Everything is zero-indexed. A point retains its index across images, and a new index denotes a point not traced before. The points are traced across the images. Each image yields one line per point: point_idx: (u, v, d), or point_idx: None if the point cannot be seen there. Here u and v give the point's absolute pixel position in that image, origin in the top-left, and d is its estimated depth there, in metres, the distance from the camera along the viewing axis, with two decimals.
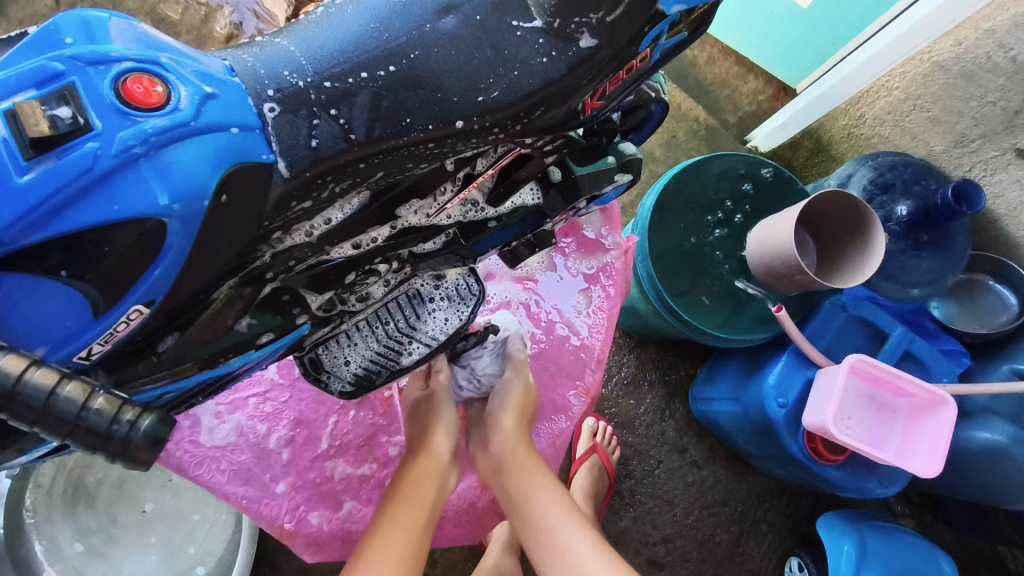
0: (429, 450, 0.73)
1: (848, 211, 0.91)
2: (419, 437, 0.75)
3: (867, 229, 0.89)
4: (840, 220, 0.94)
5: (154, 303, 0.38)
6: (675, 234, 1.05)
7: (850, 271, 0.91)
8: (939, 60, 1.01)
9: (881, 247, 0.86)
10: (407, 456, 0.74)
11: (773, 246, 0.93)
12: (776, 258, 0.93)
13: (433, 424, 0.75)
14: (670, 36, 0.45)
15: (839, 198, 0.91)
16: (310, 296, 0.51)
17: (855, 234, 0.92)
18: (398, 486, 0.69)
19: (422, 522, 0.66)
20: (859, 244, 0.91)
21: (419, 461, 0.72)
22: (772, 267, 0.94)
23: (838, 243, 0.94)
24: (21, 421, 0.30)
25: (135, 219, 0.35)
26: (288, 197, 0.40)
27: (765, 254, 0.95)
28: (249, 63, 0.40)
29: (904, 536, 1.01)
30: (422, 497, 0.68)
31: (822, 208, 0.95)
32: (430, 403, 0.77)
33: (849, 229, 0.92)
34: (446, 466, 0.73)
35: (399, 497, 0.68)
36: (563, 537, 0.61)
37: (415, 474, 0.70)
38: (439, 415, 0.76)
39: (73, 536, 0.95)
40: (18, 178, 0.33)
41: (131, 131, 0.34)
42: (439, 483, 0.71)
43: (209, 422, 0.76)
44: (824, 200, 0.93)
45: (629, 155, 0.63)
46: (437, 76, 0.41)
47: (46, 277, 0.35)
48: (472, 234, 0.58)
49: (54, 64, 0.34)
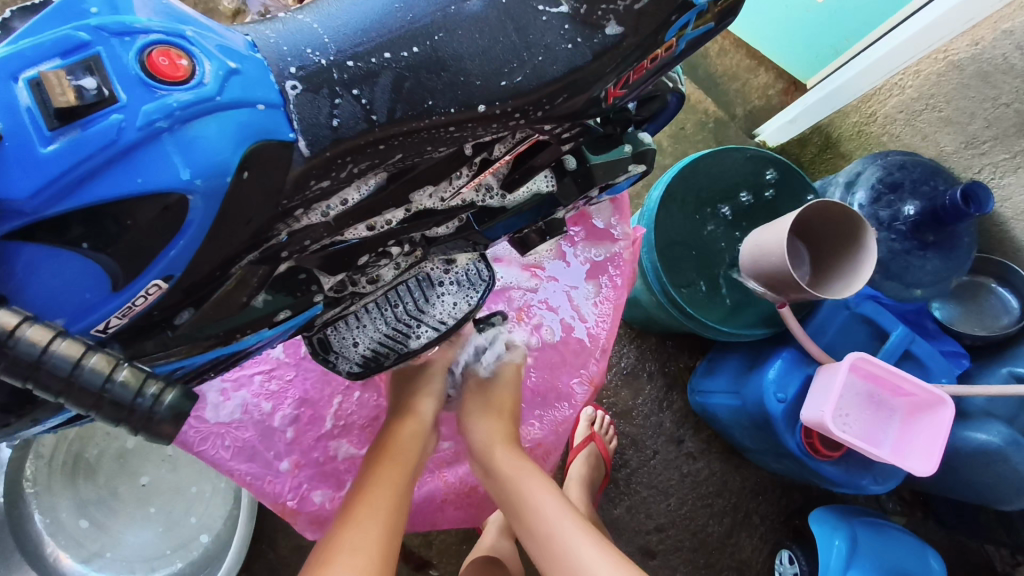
0: (414, 414, 0.74)
1: (838, 220, 0.91)
2: (405, 398, 0.76)
3: (858, 235, 0.89)
4: (829, 231, 0.95)
5: (173, 277, 0.38)
6: (719, 180, 1.07)
7: (843, 279, 0.90)
8: (955, 59, 1.00)
9: (872, 250, 0.86)
10: (392, 417, 0.75)
11: (764, 253, 0.92)
12: (768, 270, 0.93)
13: (419, 390, 0.76)
14: (697, 26, 0.45)
15: (827, 208, 0.91)
16: (324, 277, 0.51)
17: (847, 245, 0.92)
18: (383, 446, 0.71)
19: (406, 480, 0.68)
20: (851, 253, 0.91)
21: (404, 422, 0.73)
22: (761, 271, 0.94)
23: (830, 252, 0.95)
24: (47, 391, 0.31)
25: (157, 193, 0.35)
26: (307, 176, 0.39)
27: (759, 263, 0.94)
28: (271, 39, 0.40)
29: (894, 533, 1.03)
30: (408, 458, 0.70)
31: (810, 219, 0.96)
32: (424, 371, 0.77)
33: (842, 237, 0.92)
34: (428, 430, 0.74)
35: (385, 456, 0.69)
36: (536, 502, 0.66)
37: (401, 436, 0.72)
38: (428, 381, 0.77)
39: (72, 507, 0.95)
40: (41, 148, 0.32)
41: (155, 104, 0.34)
42: (421, 445, 0.73)
43: (214, 398, 0.77)
44: (811, 212, 0.93)
45: (644, 145, 0.62)
46: (460, 58, 0.40)
47: (66, 248, 0.35)
48: (486, 219, 0.58)
49: (80, 33, 0.34)
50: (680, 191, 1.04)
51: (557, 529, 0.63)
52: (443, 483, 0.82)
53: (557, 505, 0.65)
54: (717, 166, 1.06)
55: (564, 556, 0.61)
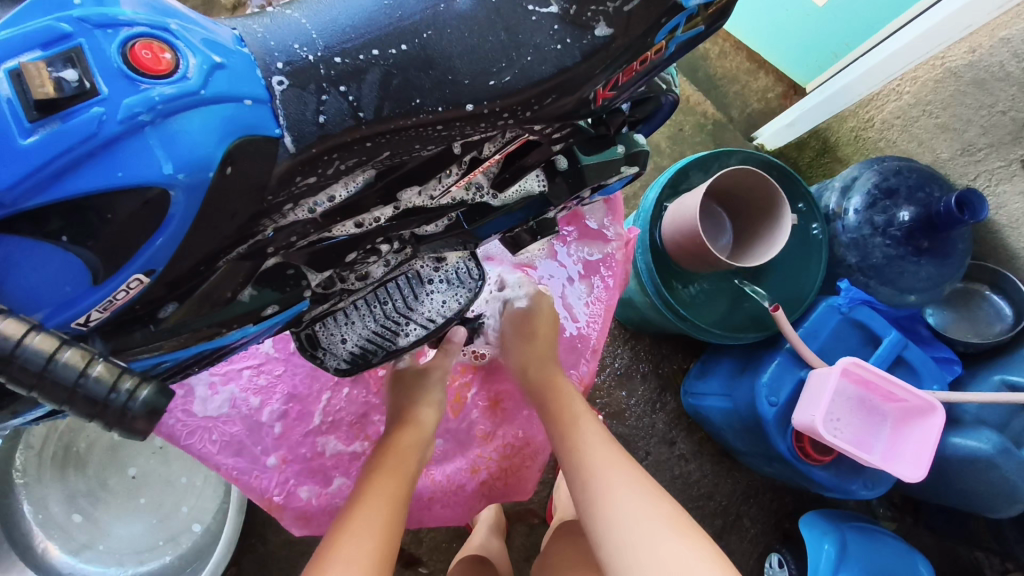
0: (415, 422, 0.75)
1: (760, 194, 0.95)
2: (404, 407, 0.77)
3: (776, 208, 0.92)
4: (745, 198, 0.98)
5: (155, 272, 0.38)
6: None
7: (763, 246, 0.94)
8: (952, 66, 0.99)
9: (786, 227, 0.90)
10: (390, 426, 0.75)
11: (679, 222, 0.95)
12: (684, 243, 0.95)
13: (420, 397, 0.77)
14: (686, 29, 0.44)
15: (748, 176, 0.93)
16: (311, 273, 0.51)
17: (765, 212, 0.95)
18: (382, 455, 0.71)
19: (402, 491, 0.68)
20: (769, 220, 0.94)
21: (404, 432, 0.74)
22: (677, 243, 0.96)
23: (750, 225, 0.99)
24: (20, 385, 0.30)
25: (138, 187, 0.35)
26: (292, 172, 0.39)
27: (675, 236, 0.97)
28: (259, 33, 0.40)
29: (882, 537, 1.03)
30: (405, 469, 0.70)
31: (725, 187, 0.99)
32: (424, 378, 0.79)
33: (761, 210, 0.96)
34: (427, 440, 0.75)
35: (382, 467, 0.69)
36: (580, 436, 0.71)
37: (402, 445, 0.72)
38: (427, 390, 0.78)
39: (61, 498, 0.95)
40: (21, 140, 0.32)
41: (138, 98, 0.34)
42: (418, 456, 0.73)
43: (202, 392, 0.77)
44: (727, 179, 0.96)
45: (637, 147, 0.61)
46: (449, 57, 0.40)
47: (47, 242, 0.35)
48: (476, 218, 0.58)
49: (62, 24, 0.33)
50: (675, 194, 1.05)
51: (597, 465, 0.67)
52: (431, 481, 0.83)
53: (599, 445, 0.69)
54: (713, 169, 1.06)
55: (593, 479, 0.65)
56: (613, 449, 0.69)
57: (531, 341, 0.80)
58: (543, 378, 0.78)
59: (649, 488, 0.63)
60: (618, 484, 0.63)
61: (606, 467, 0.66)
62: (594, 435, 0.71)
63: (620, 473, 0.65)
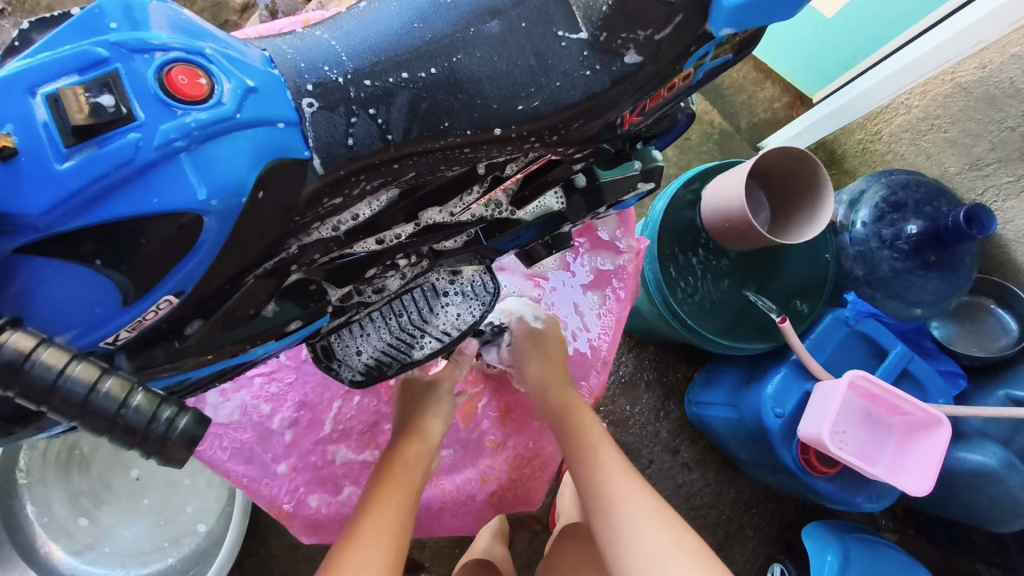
0: (421, 436, 0.75)
1: (807, 180, 0.94)
2: (410, 421, 0.76)
3: (820, 199, 0.93)
4: (791, 178, 0.97)
5: (183, 293, 0.38)
6: None
7: (799, 230, 0.94)
8: (962, 81, 0.99)
9: (825, 220, 0.90)
10: (397, 437, 0.75)
11: (724, 199, 0.95)
12: (726, 215, 0.95)
13: (426, 411, 0.77)
14: (715, 57, 0.45)
15: (805, 158, 0.92)
16: (330, 289, 0.51)
17: (806, 197, 0.95)
18: (387, 467, 0.71)
19: (410, 502, 0.68)
20: (810, 202, 0.94)
21: (410, 444, 0.73)
22: (718, 212, 0.97)
23: (788, 207, 0.98)
24: (64, 416, 0.31)
25: (172, 212, 0.35)
26: (320, 193, 0.39)
27: (717, 213, 0.97)
28: (288, 54, 0.40)
29: (886, 550, 1.03)
30: (411, 480, 0.70)
31: (772, 162, 0.97)
32: (431, 390, 0.79)
33: (803, 197, 0.96)
34: (433, 452, 0.75)
35: (389, 477, 0.69)
36: (597, 462, 0.71)
37: (406, 456, 0.72)
38: (435, 402, 0.78)
39: (65, 500, 0.95)
40: (57, 165, 0.32)
41: (173, 123, 0.34)
42: (425, 467, 0.73)
43: (214, 400, 0.77)
44: (783, 155, 0.94)
45: (653, 163, 0.62)
46: (478, 81, 0.40)
47: (79, 263, 0.35)
48: (494, 235, 0.59)
49: (98, 49, 0.34)
50: (683, 206, 1.05)
51: (616, 501, 0.66)
52: (441, 491, 0.83)
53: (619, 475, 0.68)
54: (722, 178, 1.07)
55: (614, 510, 0.65)
56: (631, 477, 0.68)
57: (549, 360, 0.81)
58: (560, 398, 0.78)
59: (674, 528, 0.62)
60: (642, 520, 0.63)
61: (626, 501, 0.65)
62: (614, 463, 0.70)
63: (642, 505, 0.64)
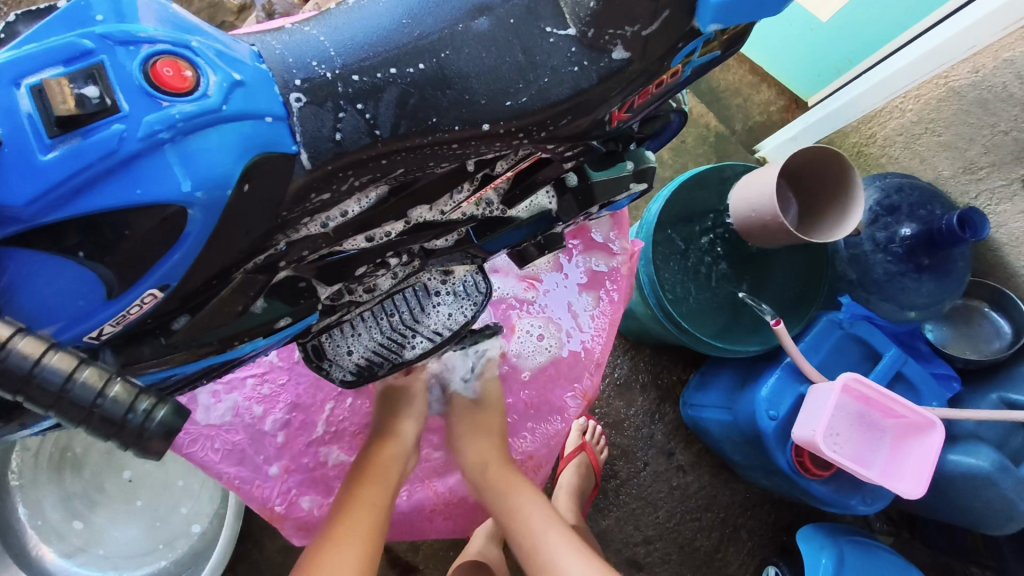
0: (394, 436, 0.75)
1: (840, 184, 0.94)
2: (384, 421, 0.77)
3: (850, 205, 0.93)
4: (824, 180, 0.97)
5: (169, 287, 0.38)
6: (719, 194, 1.07)
7: (825, 232, 0.95)
8: (956, 85, 0.99)
9: (852, 224, 0.90)
10: (371, 440, 0.75)
11: (755, 189, 0.95)
12: (753, 205, 0.95)
13: (402, 412, 0.77)
14: (704, 53, 0.45)
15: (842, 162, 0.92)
16: (321, 288, 0.51)
17: (836, 201, 0.95)
18: (364, 468, 0.71)
19: (385, 501, 0.68)
20: (841, 204, 0.94)
21: (384, 446, 0.74)
22: (746, 201, 0.97)
23: (817, 209, 0.98)
24: (39, 404, 0.31)
25: (156, 204, 0.35)
26: (308, 188, 0.39)
27: (743, 205, 0.98)
28: (277, 49, 0.40)
29: (879, 552, 1.03)
30: (388, 480, 0.70)
31: (809, 162, 0.97)
32: (405, 391, 0.78)
33: (834, 200, 0.96)
34: (409, 451, 0.75)
35: (365, 477, 0.70)
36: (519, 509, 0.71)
37: (382, 457, 0.73)
38: (409, 403, 0.78)
39: (57, 502, 0.95)
40: (41, 156, 0.32)
41: (157, 115, 0.34)
42: (401, 466, 0.74)
43: (206, 401, 0.77)
44: (821, 155, 0.94)
45: (646, 164, 0.62)
46: (466, 77, 0.40)
47: (63, 257, 0.35)
48: (484, 234, 0.58)
49: (84, 41, 0.34)
50: (681, 205, 1.05)
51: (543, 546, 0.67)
52: (433, 492, 0.83)
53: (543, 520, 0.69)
54: (721, 178, 1.07)
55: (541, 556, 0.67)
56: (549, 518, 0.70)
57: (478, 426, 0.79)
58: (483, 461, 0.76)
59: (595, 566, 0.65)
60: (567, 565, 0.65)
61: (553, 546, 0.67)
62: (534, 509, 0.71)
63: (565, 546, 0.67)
